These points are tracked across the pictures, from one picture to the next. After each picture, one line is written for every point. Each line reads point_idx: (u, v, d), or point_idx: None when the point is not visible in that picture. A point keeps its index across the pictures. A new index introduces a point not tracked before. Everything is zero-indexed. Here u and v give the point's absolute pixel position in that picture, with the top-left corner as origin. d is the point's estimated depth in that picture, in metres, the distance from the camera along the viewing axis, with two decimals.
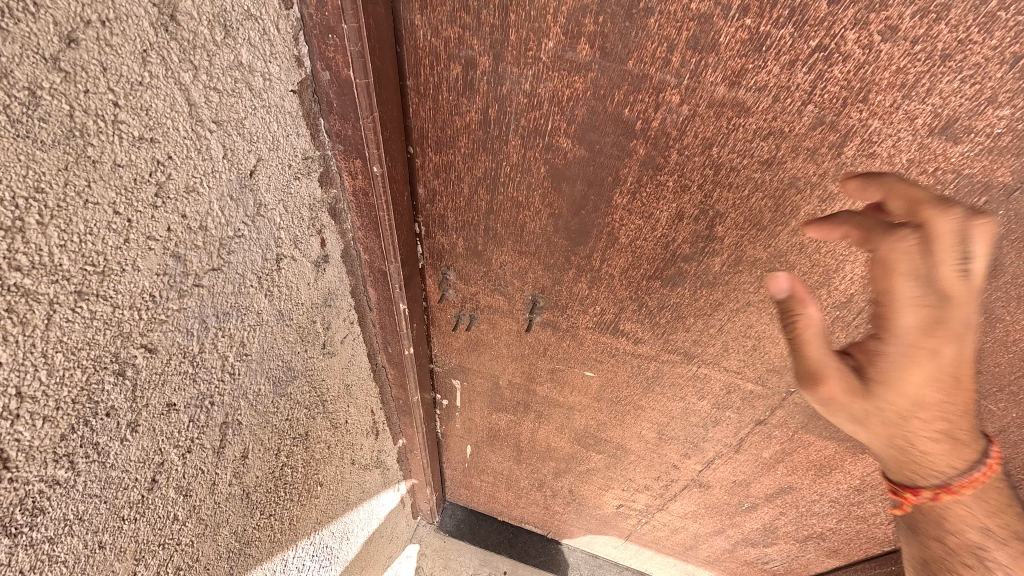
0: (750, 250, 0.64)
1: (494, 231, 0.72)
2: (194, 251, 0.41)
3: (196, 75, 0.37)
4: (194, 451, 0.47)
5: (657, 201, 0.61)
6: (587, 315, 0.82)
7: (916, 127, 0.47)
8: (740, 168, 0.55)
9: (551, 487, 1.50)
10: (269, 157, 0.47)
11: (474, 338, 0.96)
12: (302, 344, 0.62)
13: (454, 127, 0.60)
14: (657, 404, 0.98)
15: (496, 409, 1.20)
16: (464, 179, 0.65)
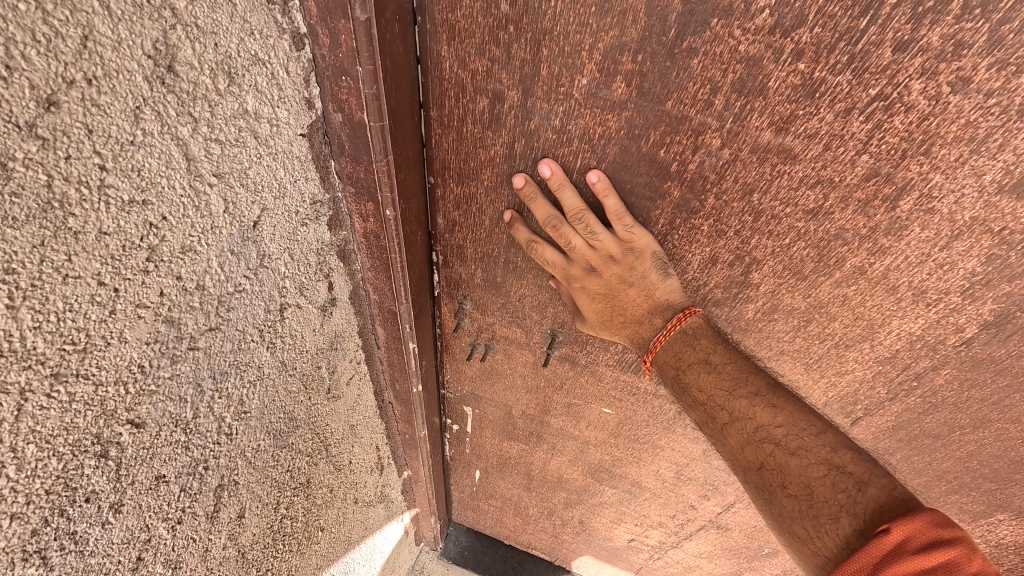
0: (788, 299, 0.60)
1: (514, 264, 0.68)
2: (189, 313, 0.37)
3: (196, 128, 0.33)
4: (184, 521, 0.44)
5: (690, 244, 0.58)
6: (608, 352, 0.78)
7: (983, 183, 0.44)
8: (781, 216, 0.52)
9: (561, 517, 1.45)
10: (274, 206, 0.43)
11: (488, 367, 0.92)
12: (305, 392, 0.59)
13: (477, 159, 0.55)
14: (677, 445, 0.94)
15: (507, 438, 1.15)
16: (486, 212, 0.62)
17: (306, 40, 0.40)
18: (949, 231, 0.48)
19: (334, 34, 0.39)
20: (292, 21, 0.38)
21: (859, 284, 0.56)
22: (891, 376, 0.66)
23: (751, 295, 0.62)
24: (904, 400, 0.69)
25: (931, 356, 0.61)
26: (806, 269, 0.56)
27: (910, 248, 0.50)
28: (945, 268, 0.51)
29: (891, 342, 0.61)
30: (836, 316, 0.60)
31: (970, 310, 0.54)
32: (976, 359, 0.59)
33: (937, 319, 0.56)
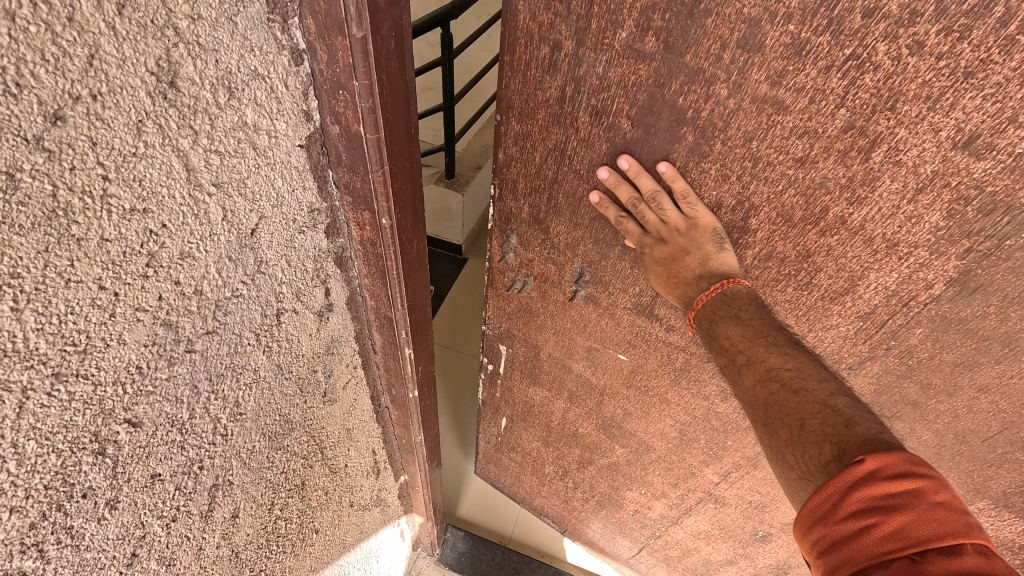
0: (781, 247, 0.62)
1: (556, 200, 0.71)
2: (187, 316, 0.39)
3: (197, 140, 0.35)
4: (179, 519, 0.45)
5: (701, 188, 0.61)
6: (627, 295, 0.79)
7: (940, 139, 0.47)
8: (775, 163, 0.54)
9: (574, 478, 1.41)
10: (272, 215, 0.45)
11: (524, 305, 0.94)
12: (300, 395, 0.60)
13: (536, 100, 0.60)
14: (684, 401, 0.93)
15: (533, 383, 1.15)
16: (538, 148, 0.65)
17: (305, 56, 0.42)
18: (915, 184, 0.50)
19: (331, 51, 0.41)
20: (291, 38, 0.40)
21: (840, 234, 0.57)
22: (870, 334, 0.65)
23: (750, 241, 0.63)
24: (882, 360, 0.68)
25: (904, 314, 0.61)
26: (796, 218, 0.58)
27: (880, 198, 0.53)
28: (913, 221, 0.53)
29: (869, 296, 0.61)
30: (821, 267, 0.61)
31: (936, 266, 0.55)
32: (945, 320, 0.59)
33: (907, 274, 0.57)
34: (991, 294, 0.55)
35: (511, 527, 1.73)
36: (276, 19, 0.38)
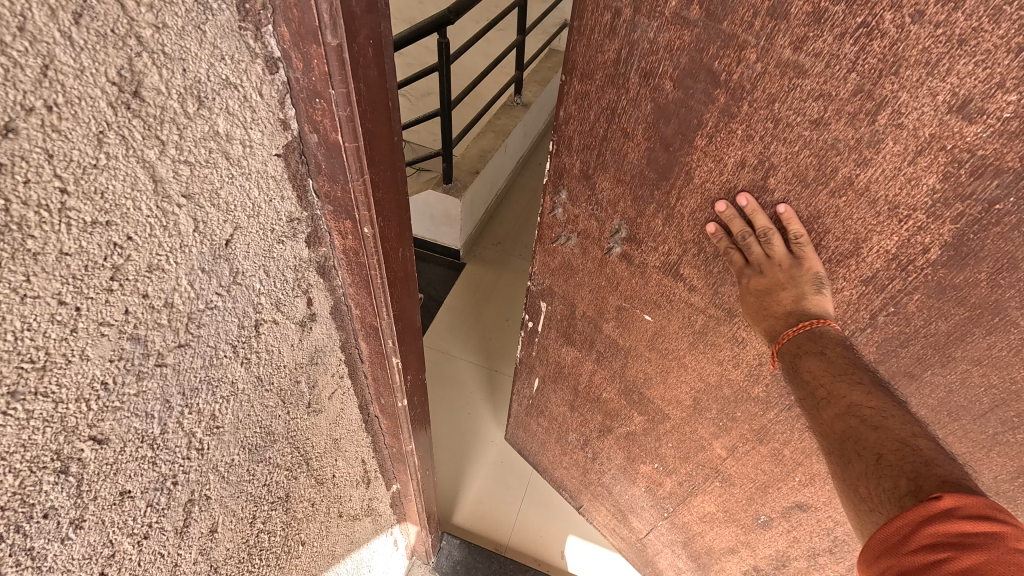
0: (794, 207, 0.62)
1: (602, 155, 0.74)
2: (157, 330, 0.38)
3: (164, 150, 0.34)
4: (151, 536, 0.44)
5: (726, 148, 0.62)
6: (657, 254, 0.81)
7: (937, 104, 0.47)
8: (791, 125, 0.56)
9: (593, 450, 1.38)
10: (248, 225, 0.44)
11: (566, 262, 0.96)
12: (282, 406, 0.59)
13: (596, 62, 0.65)
14: (700, 366, 0.91)
15: (565, 342, 1.15)
16: (594, 107, 0.70)
17: (281, 64, 0.41)
18: (915, 148, 0.51)
19: (306, 59, 0.40)
20: (265, 46, 0.39)
21: (847, 196, 0.58)
22: (870, 300, 0.64)
23: (768, 202, 0.64)
24: (880, 327, 0.66)
25: (902, 279, 0.60)
26: (809, 178, 0.59)
27: (884, 160, 0.53)
28: (911, 183, 0.53)
29: (873, 261, 0.61)
30: (830, 230, 0.61)
31: (933, 230, 0.55)
32: (940, 286, 0.58)
33: (906, 238, 0.57)
34: (982, 261, 0.54)
35: (509, 531, 1.67)
36: (248, 27, 0.37)
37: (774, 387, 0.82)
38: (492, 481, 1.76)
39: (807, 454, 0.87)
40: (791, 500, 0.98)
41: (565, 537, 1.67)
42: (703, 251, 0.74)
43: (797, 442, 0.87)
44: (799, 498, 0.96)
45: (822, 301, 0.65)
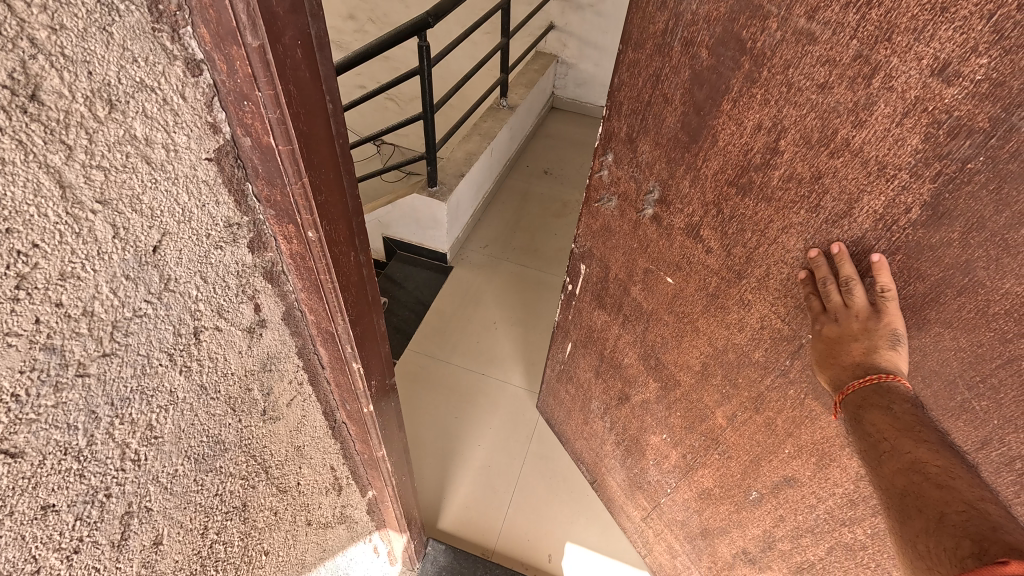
0: (799, 167, 0.64)
1: (643, 118, 0.80)
2: (76, 339, 0.37)
3: (72, 155, 0.33)
4: (82, 550, 0.43)
5: (746, 112, 0.65)
6: (682, 216, 0.84)
7: (921, 67, 0.49)
8: (800, 89, 0.58)
9: (611, 419, 1.38)
10: (179, 231, 0.43)
11: (606, 225, 1.01)
12: (233, 414, 0.58)
13: (648, 31, 0.72)
14: (710, 330, 0.91)
15: (597, 306, 1.18)
16: (643, 74, 0.76)
17: (205, 66, 0.40)
18: (901, 109, 0.52)
19: (229, 61, 0.39)
20: (185, 48, 0.38)
21: (844, 157, 0.59)
22: (858, 261, 0.64)
23: (777, 162, 0.65)
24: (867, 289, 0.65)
25: (887, 239, 0.60)
26: (815, 141, 0.60)
27: (875, 121, 0.54)
28: (896, 143, 0.54)
29: (863, 220, 0.61)
30: (828, 190, 0.62)
31: (913, 190, 0.55)
32: (920, 247, 0.57)
33: (892, 197, 0.57)
34: (955, 220, 0.53)
35: (496, 535, 1.58)
36: (162, 28, 0.36)
37: (774, 350, 0.82)
38: (479, 484, 1.69)
39: (798, 424, 0.84)
40: (779, 475, 0.94)
41: (556, 541, 1.58)
42: (721, 213, 0.77)
43: (789, 408, 0.85)
44: (788, 471, 0.92)
45: (896, 357, 0.62)
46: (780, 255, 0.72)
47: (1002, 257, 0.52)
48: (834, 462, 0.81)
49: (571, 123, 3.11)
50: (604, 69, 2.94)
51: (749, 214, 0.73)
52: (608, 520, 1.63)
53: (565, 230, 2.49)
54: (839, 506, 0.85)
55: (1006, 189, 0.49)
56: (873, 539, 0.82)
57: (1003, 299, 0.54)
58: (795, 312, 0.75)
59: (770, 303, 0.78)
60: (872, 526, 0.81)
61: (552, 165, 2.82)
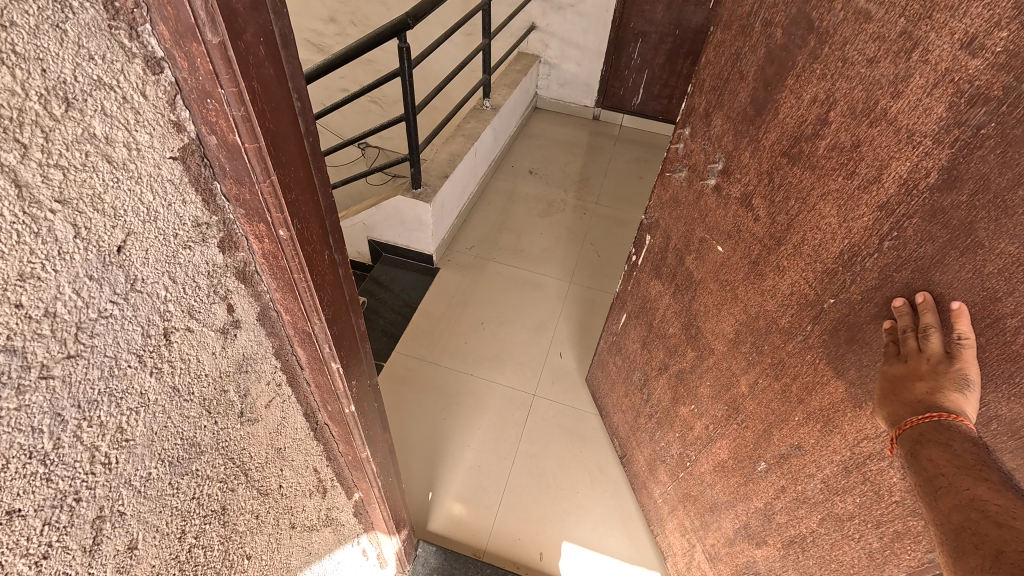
0: (843, 135, 0.70)
1: (720, 94, 0.94)
2: (38, 340, 0.37)
3: (28, 153, 0.33)
4: (52, 556, 0.42)
5: (807, 86, 0.74)
6: (740, 184, 0.93)
7: (954, 41, 0.55)
8: (852, 63, 0.67)
9: (649, 392, 1.43)
10: (144, 231, 0.43)
11: (675, 196, 1.14)
12: (209, 416, 0.57)
13: (738, 17, 0.86)
14: (747, 297, 0.97)
15: (654, 276, 1.29)
16: (727, 54, 0.90)
17: (166, 64, 0.40)
18: (933, 80, 0.58)
19: (190, 58, 0.40)
20: (145, 46, 0.38)
21: (881, 126, 0.65)
22: (881, 225, 0.68)
23: (825, 132, 0.73)
24: (882, 253, 0.69)
25: (907, 203, 0.64)
26: (861, 114, 0.67)
27: (911, 92, 0.60)
28: (922, 110, 0.59)
29: (890, 186, 0.65)
30: (864, 158, 0.68)
31: (934, 155, 0.60)
32: (935, 209, 0.62)
33: (917, 162, 0.62)
34: (965, 182, 0.58)
35: (488, 535, 1.58)
36: (119, 26, 0.36)
37: (799, 314, 0.86)
38: (470, 485, 1.68)
39: (812, 389, 0.86)
40: (787, 444, 0.94)
41: (549, 539, 1.58)
42: (772, 181, 0.85)
43: (807, 373, 0.87)
44: (795, 439, 0.92)
45: (963, 400, 0.62)
46: (816, 222, 0.78)
47: (1001, 219, 0.56)
48: (836, 429, 0.83)
49: (556, 123, 3.13)
50: (587, 68, 2.96)
51: (797, 182, 0.80)
52: (599, 517, 1.63)
53: (552, 230, 2.50)
54: (835, 474, 0.86)
55: (1010, 152, 0.53)
56: (861, 508, 0.83)
57: (998, 258, 0.57)
58: (821, 276, 0.80)
59: (803, 269, 0.83)
60: (862, 495, 0.82)
61: (537, 165, 2.82)
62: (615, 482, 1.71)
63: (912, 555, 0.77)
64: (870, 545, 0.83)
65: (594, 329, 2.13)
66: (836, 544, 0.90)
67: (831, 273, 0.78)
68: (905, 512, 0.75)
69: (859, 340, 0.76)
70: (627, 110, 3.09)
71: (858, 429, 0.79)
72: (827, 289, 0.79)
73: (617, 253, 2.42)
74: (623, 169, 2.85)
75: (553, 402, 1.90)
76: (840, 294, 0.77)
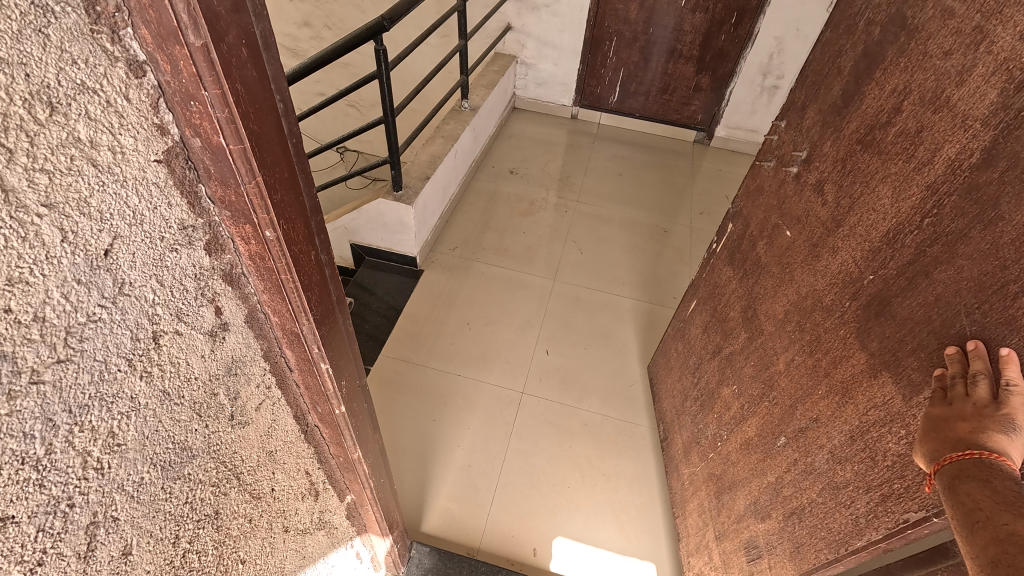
0: (911, 122, 0.76)
1: (817, 88, 1.00)
2: (29, 345, 0.37)
3: (14, 158, 0.33)
4: (46, 562, 0.42)
5: (890, 79, 0.81)
6: (816, 171, 0.99)
7: (1015, 32, 0.60)
8: (930, 56, 0.73)
9: (700, 375, 1.48)
10: (131, 234, 0.43)
11: (760, 186, 1.21)
12: (200, 420, 0.57)
13: (846, 18, 0.93)
14: (801, 278, 1.01)
15: (728, 262, 1.35)
16: (830, 52, 0.97)
17: (148, 67, 0.40)
18: (991, 69, 0.63)
19: (173, 61, 0.40)
20: (126, 50, 0.39)
21: (943, 113, 0.70)
22: (922, 204, 0.73)
23: (897, 120, 0.78)
24: (920, 231, 0.73)
25: (948, 179, 0.69)
26: (930, 101, 0.72)
27: (973, 80, 0.66)
28: (977, 95, 0.65)
29: (940, 166, 0.70)
30: (924, 142, 0.73)
31: (980, 137, 0.64)
32: (972, 188, 0.65)
33: (965, 144, 0.66)
34: (999, 159, 0.62)
35: (481, 534, 1.59)
36: (101, 30, 0.37)
37: (841, 292, 0.90)
38: (461, 485, 1.69)
39: (838, 362, 0.90)
40: (807, 417, 0.97)
41: (542, 535, 1.59)
42: (845, 167, 0.90)
43: (837, 348, 0.90)
44: (815, 412, 0.95)
45: (1007, 442, 0.59)
46: (873, 204, 0.83)
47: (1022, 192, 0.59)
48: (851, 401, 0.86)
49: (534, 123, 3.14)
50: (563, 68, 2.98)
51: (865, 168, 0.85)
52: (592, 511, 1.65)
53: (535, 228, 2.52)
54: (841, 444, 0.88)
55: None
56: (857, 475, 0.85)
57: (1011, 228, 0.60)
58: (865, 255, 0.84)
59: (853, 249, 0.87)
60: (859, 462, 0.85)
61: (518, 165, 2.84)
62: (605, 475, 1.73)
63: (890, 517, 0.79)
64: (857, 510, 0.85)
65: (580, 326, 2.15)
66: (829, 512, 0.92)
67: (875, 251, 0.82)
68: (893, 475, 0.78)
69: (887, 313, 0.80)
70: (604, 108, 3.12)
71: (868, 398, 0.83)
72: (869, 267, 0.83)
73: (600, 250, 2.45)
74: (602, 167, 2.88)
75: (541, 398, 1.91)
76: (880, 271, 0.81)
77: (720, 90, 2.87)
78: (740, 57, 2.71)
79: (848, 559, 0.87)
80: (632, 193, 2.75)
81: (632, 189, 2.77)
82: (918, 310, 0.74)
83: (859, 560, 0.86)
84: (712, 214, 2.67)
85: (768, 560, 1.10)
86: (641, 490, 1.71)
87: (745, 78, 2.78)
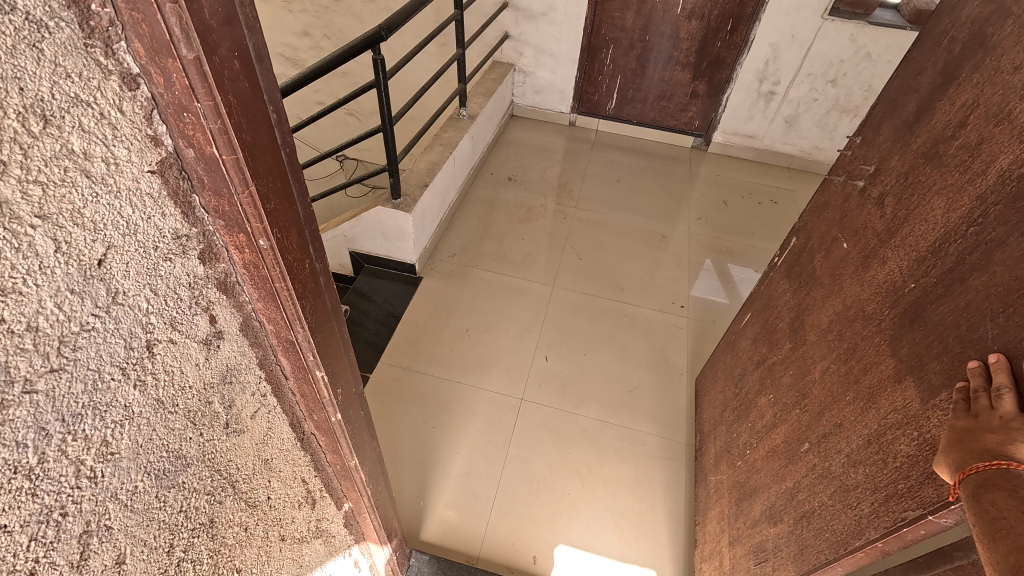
0: (974, 134, 0.76)
1: (891, 104, 1.00)
2: (21, 354, 0.37)
3: (7, 170, 0.34)
4: (39, 571, 0.43)
5: (958, 93, 0.81)
6: (878, 184, 0.99)
7: None
8: (1002, 71, 0.73)
9: (742, 388, 1.47)
10: (124, 244, 0.44)
11: (824, 201, 1.20)
12: (194, 428, 0.57)
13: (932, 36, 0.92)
14: (848, 288, 1.01)
15: (785, 275, 1.34)
16: (909, 71, 0.97)
17: (141, 80, 0.41)
18: None
19: (166, 73, 0.40)
20: (120, 63, 0.39)
21: (1005, 125, 0.71)
22: (971, 212, 0.74)
23: (960, 133, 0.79)
24: (965, 238, 0.74)
25: (997, 188, 0.70)
26: (995, 115, 0.73)
27: None
28: None
29: (991, 176, 0.71)
30: (983, 154, 0.74)
31: None
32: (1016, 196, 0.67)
33: (1017, 154, 0.68)
34: None
35: (480, 541, 1.58)
36: (94, 45, 0.37)
37: (882, 301, 0.90)
38: (461, 493, 1.68)
39: (868, 369, 0.90)
40: (830, 423, 0.98)
41: (542, 543, 1.59)
42: (906, 179, 0.91)
43: (869, 355, 0.91)
44: (839, 417, 0.95)
45: None
46: (925, 214, 0.83)
47: None
48: (873, 405, 0.87)
49: (532, 130, 3.16)
50: (560, 75, 3.00)
51: (924, 180, 0.86)
52: (593, 517, 1.64)
53: (534, 235, 2.53)
54: (859, 448, 0.88)
55: None
56: (867, 477, 0.85)
57: None
58: (910, 263, 0.84)
59: (900, 259, 0.87)
60: (871, 465, 0.85)
61: (517, 172, 2.85)
62: (605, 482, 1.73)
63: (889, 516, 0.79)
64: (861, 511, 0.85)
65: (578, 333, 2.14)
66: (835, 514, 0.92)
67: (920, 259, 0.82)
68: (898, 476, 0.78)
69: (920, 320, 0.80)
70: (602, 115, 3.14)
71: (890, 403, 0.83)
72: (911, 274, 0.84)
73: (599, 256, 2.45)
74: (600, 174, 2.89)
75: (540, 405, 1.91)
76: (921, 279, 0.81)
77: (716, 95, 2.89)
78: (736, 63, 2.73)
79: (845, 560, 0.87)
80: (630, 199, 2.76)
81: (629, 195, 2.77)
82: (950, 316, 0.75)
83: (857, 561, 0.86)
84: (710, 219, 2.68)
85: (772, 563, 1.09)
86: (642, 498, 1.70)
87: (743, 87, 2.81)
